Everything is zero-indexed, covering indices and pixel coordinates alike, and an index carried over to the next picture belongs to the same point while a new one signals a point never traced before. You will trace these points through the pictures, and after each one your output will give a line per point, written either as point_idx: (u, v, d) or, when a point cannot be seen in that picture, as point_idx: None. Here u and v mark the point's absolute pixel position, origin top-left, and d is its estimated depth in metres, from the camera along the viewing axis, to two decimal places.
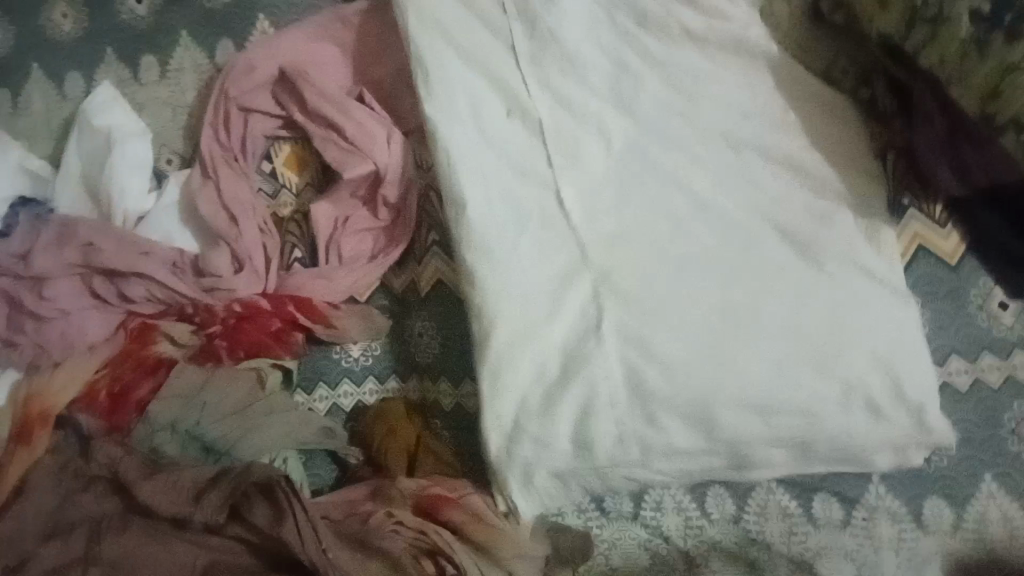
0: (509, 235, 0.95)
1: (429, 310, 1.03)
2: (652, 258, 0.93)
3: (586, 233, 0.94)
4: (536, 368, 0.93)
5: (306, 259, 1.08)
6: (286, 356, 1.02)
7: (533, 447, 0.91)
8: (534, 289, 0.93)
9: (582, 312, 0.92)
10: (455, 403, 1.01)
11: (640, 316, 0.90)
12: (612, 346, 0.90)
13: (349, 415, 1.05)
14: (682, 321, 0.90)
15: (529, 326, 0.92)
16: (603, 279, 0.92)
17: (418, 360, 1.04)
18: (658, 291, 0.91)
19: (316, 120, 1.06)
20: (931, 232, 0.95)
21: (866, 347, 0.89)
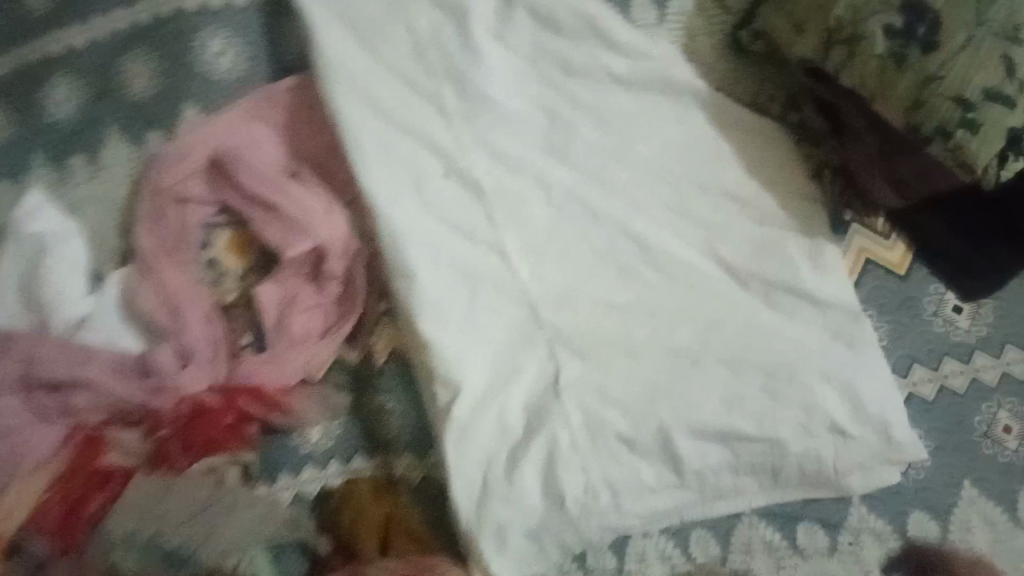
0: (461, 299, 0.91)
1: (387, 383, 1.01)
2: (606, 307, 0.92)
3: (536, 289, 0.93)
4: (501, 430, 0.90)
5: (255, 344, 1.04)
6: (243, 449, 0.99)
7: (507, 507, 0.88)
8: (492, 351, 0.91)
9: (541, 365, 0.91)
10: (421, 476, 0.98)
11: (599, 366, 0.90)
12: (574, 399, 0.89)
13: (314, 503, 0.99)
14: (642, 366, 0.90)
15: (491, 389, 0.90)
16: (561, 334, 0.91)
17: (380, 437, 1.00)
18: (614, 338, 0.91)
19: (252, 201, 1.04)
20: (873, 243, 0.96)
21: (822, 362, 0.89)
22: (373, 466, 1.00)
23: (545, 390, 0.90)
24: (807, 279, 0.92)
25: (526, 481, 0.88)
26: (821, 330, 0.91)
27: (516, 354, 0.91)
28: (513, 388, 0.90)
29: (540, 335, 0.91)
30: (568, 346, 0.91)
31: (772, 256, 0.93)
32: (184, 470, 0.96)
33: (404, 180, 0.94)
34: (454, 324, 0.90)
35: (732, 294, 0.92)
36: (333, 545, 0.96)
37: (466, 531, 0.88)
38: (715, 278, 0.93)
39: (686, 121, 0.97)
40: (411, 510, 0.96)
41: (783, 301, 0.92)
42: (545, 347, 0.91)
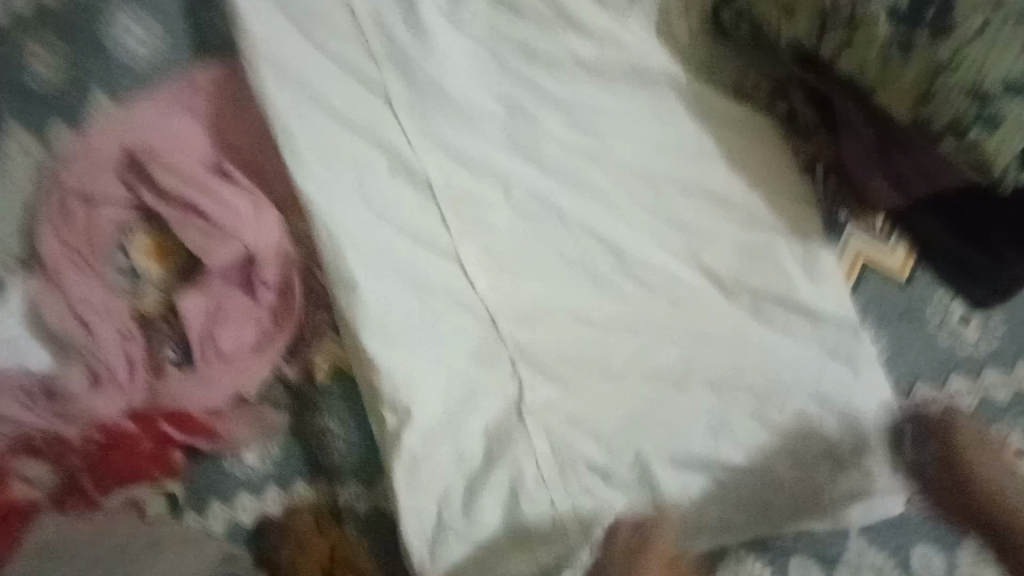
0: (413, 316, 0.81)
1: (329, 403, 0.89)
2: (577, 323, 0.82)
3: (499, 303, 0.82)
4: (459, 462, 0.80)
5: (179, 359, 0.91)
6: (166, 477, 0.89)
7: (463, 544, 0.78)
8: (449, 373, 0.81)
9: (503, 387, 0.80)
10: (370, 506, 0.87)
11: (571, 390, 0.80)
12: (542, 427, 0.79)
13: (250, 533, 0.90)
14: (619, 391, 0.80)
15: (449, 415, 0.80)
16: (528, 355, 0.81)
17: (323, 463, 0.89)
18: (587, 359, 0.81)
19: (170, 199, 0.90)
20: (873, 247, 0.89)
21: (807, 378, 0.81)
22: (316, 494, 0.90)
23: (509, 416, 0.80)
24: (799, 287, 0.82)
25: (486, 518, 0.78)
26: (814, 346, 0.82)
27: (477, 376, 0.81)
28: (468, 415, 0.80)
29: (504, 356, 0.81)
30: (536, 368, 0.80)
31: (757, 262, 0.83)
32: (98, 504, 0.86)
33: (337, 183, 0.82)
34: (404, 343, 0.80)
35: (714, 305, 0.82)
36: None
37: (418, 572, 0.78)
38: (699, 289, 0.83)
39: (667, 113, 0.85)
40: (358, 544, 0.86)
41: (771, 314, 0.82)
42: (510, 368, 0.81)
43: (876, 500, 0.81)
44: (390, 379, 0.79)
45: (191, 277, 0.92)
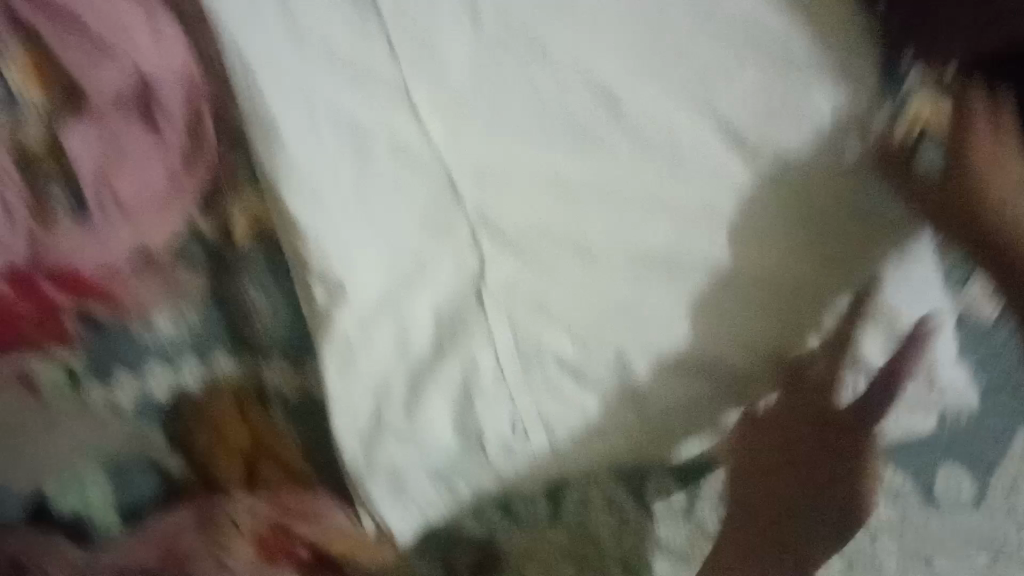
0: (346, 172, 0.66)
1: (253, 268, 0.75)
2: (554, 186, 0.65)
3: (456, 156, 0.66)
4: (403, 350, 0.66)
5: (72, 207, 0.73)
6: (56, 346, 0.75)
7: (403, 448, 0.66)
8: (392, 243, 0.65)
9: (459, 261, 0.65)
10: (299, 391, 0.73)
11: (540, 269, 0.65)
12: (503, 310, 0.65)
13: (163, 409, 0.77)
14: (599, 273, 0.65)
15: (392, 293, 0.66)
16: (490, 221, 0.65)
17: (248, 336, 0.75)
18: (563, 231, 0.65)
19: (48, 8, 0.73)
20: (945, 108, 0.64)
21: (846, 265, 0.64)
22: (240, 371, 0.76)
23: (467, 296, 0.65)
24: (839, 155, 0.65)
25: (434, 419, 0.66)
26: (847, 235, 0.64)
27: (428, 244, 0.66)
28: (413, 296, 0.66)
29: (461, 222, 0.66)
30: (498, 238, 0.65)
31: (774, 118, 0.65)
32: None
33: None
34: (333, 206, 0.65)
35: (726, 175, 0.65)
36: (188, 468, 0.75)
37: (352, 474, 0.68)
38: (708, 150, 0.65)
39: None
40: (286, 432, 0.73)
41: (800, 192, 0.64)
42: (470, 235, 0.66)
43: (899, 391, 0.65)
44: (320, 251, 0.65)
45: (77, 106, 0.73)
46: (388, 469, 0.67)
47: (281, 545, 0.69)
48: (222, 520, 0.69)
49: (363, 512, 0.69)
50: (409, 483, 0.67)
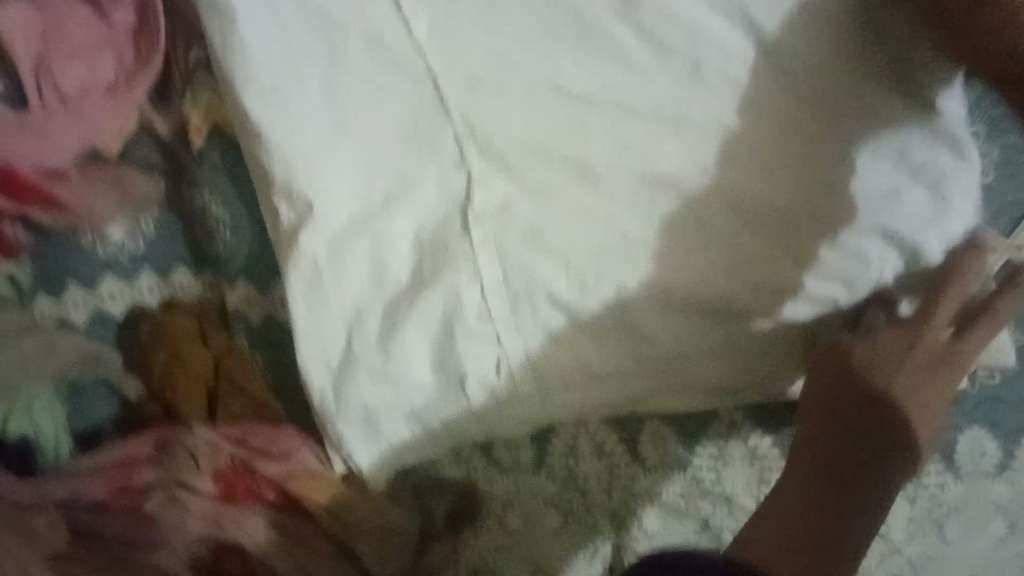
0: (316, 73, 0.57)
1: (209, 174, 0.66)
2: (556, 99, 0.55)
3: (441, 60, 0.56)
4: (377, 279, 0.59)
5: (11, 98, 0.67)
6: (0, 257, 0.68)
7: (374, 386, 0.60)
8: (366, 158, 0.57)
9: (442, 180, 0.58)
10: (264, 314, 0.66)
11: (534, 193, 0.57)
12: (489, 237, 0.58)
13: (121, 326, 0.71)
14: (600, 201, 0.56)
15: (367, 215, 0.58)
16: (480, 137, 0.57)
17: (208, 250, 0.68)
18: (563, 151, 0.56)
19: None
20: None
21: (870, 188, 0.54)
22: (203, 289, 0.70)
23: (449, 220, 0.58)
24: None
25: (409, 357, 0.59)
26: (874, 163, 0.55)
27: (409, 160, 0.57)
28: (390, 219, 0.58)
29: (446, 136, 0.57)
30: (487, 156, 0.57)
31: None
32: None
33: None
34: (299, 113, 0.57)
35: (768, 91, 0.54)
36: (147, 391, 0.70)
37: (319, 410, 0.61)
38: None
39: None
40: (250, 356, 0.67)
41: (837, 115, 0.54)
42: (456, 152, 0.57)
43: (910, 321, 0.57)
44: (284, 165, 0.57)
45: None
46: (359, 408, 0.61)
47: (245, 483, 0.64)
48: (181, 454, 0.64)
49: (332, 452, 0.63)
50: (382, 424, 0.61)
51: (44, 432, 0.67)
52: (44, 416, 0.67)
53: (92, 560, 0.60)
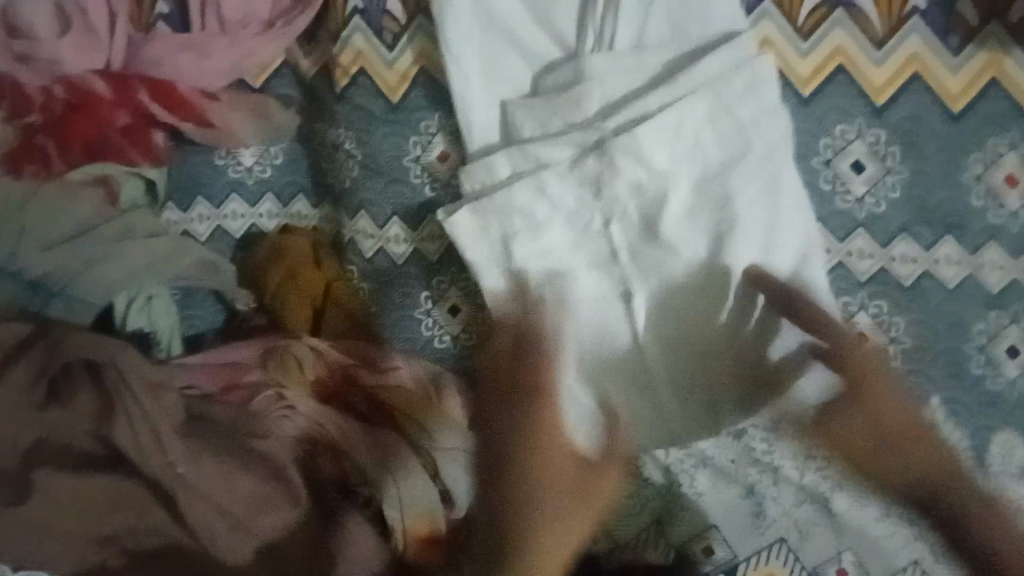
0: (469, 50, 0.65)
1: (347, 115, 0.71)
2: (727, 117, 0.61)
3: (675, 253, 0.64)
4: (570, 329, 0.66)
5: (172, 19, 0.75)
6: (143, 160, 0.75)
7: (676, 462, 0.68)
8: (583, 255, 0.65)
9: (490, 169, 0.66)
10: (378, 247, 0.72)
11: (585, 223, 0.65)
12: (513, 241, 0.66)
13: (241, 243, 0.79)
14: (695, 241, 0.63)
15: (553, 257, 0.66)
16: (605, 146, 0.63)
17: (332, 184, 0.75)
18: (685, 160, 0.63)
19: None
20: (863, 61, 0.62)
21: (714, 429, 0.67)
22: (320, 219, 0.78)
23: (495, 220, 0.66)
24: (932, 103, 0.61)
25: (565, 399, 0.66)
26: (936, 161, 0.62)
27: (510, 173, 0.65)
28: (447, 143, 0.69)
29: (553, 117, 0.64)
30: (587, 122, 0.64)
31: (876, 49, 0.61)
32: (63, 174, 0.73)
33: None
34: (528, 162, 0.65)
35: (852, 107, 0.63)
36: (256, 305, 0.78)
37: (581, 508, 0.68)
38: (838, 71, 0.62)
39: None
40: (358, 285, 0.75)
41: (906, 113, 0.62)
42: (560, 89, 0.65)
43: (933, 336, 0.64)
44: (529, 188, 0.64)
45: None
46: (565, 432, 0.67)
47: (346, 393, 0.72)
48: (291, 360, 0.71)
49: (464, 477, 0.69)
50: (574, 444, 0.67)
51: (163, 326, 0.75)
52: (161, 310, 0.75)
53: (207, 439, 0.66)
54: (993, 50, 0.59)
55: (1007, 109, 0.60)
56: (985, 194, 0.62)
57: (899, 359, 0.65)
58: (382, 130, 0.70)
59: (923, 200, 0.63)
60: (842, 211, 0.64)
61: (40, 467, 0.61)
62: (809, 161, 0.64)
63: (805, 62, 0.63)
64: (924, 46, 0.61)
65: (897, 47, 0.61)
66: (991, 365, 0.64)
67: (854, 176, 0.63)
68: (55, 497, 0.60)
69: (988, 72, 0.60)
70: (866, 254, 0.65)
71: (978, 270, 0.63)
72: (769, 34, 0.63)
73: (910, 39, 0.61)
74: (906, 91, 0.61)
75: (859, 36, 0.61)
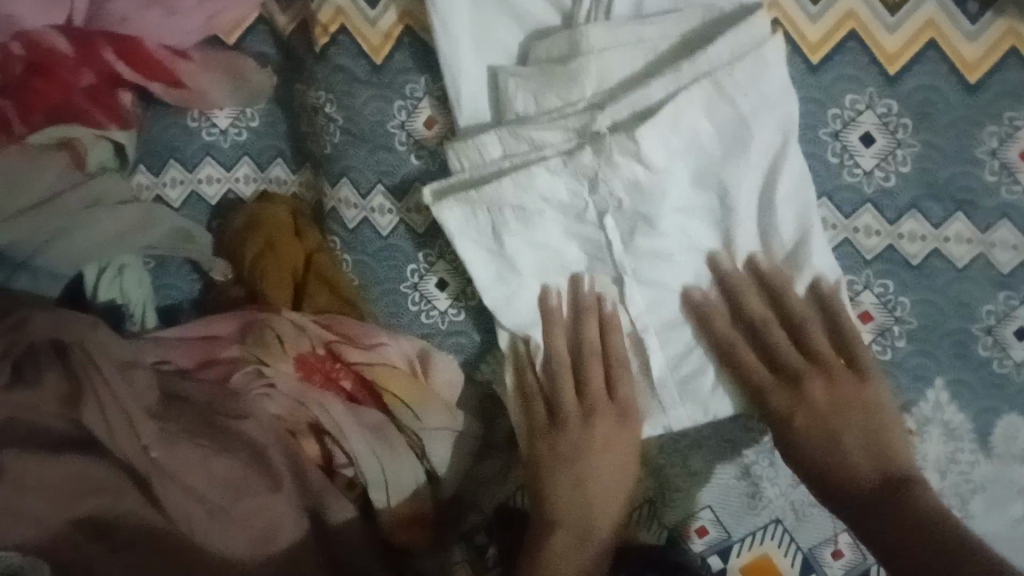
0: (459, 10, 0.61)
1: (328, 76, 0.67)
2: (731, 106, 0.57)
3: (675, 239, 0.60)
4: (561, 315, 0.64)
5: None
6: (109, 123, 0.70)
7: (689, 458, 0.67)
8: (578, 243, 0.62)
9: (480, 149, 0.61)
10: (360, 216, 0.69)
11: (578, 212, 0.61)
12: (503, 233, 0.61)
13: (216, 209, 0.76)
14: (695, 227, 0.60)
15: (544, 246, 0.62)
16: (603, 140, 0.58)
17: (313, 150, 0.71)
18: (682, 153, 0.58)
19: None
20: (875, 27, 0.58)
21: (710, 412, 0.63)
22: (300, 183, 0.75)
23: (483, 210, 0.60)
24: (947, 74, 0.58)
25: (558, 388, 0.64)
26: (949, 135, 0.59)
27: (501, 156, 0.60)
28: (434, 108, 0.65)
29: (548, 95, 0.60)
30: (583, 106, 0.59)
31: (890, 14, 0.58)
32: (23, 137, 0.68)
33: None
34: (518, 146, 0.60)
35: (862, 76, 0.59)
36: (233, 275, 0.75)
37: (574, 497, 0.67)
38: (849, 37, 0.59)
39: None
40: (340, 257, 0.72)
41: (919, 83, 0.58)
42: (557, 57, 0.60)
43: (940, 315, 0.62)
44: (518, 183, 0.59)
45: None
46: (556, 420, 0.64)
47: (330, 370, 0.69)
48: (271, 336, 0.68)
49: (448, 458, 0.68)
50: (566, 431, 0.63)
51: (136, 299, 0.71)
52: (133, 282, 0.71)
53: (183, 420, 0.63)
54: (1013, 17, 0.56)
55: None
56: (999, 171, 0.59)
57: (903, 339, 0.63)
58: (366, 93, 0.66)
59: (934, 174, 0.60)
60: (850, 185, 0.61)
61: (10, 450, 0.57)
62: (817, 132, 0.60)
63: (815, 28, 0.59)
64: (940, 12, 0.57)
65: (912, 13, 0.58)
66: (997, 346, 0.62)
67: (863, 149, 0.60)
68: (26, 483, 0.57)
69: (1006, 41, 0.57)
70: (874, 232, 0.62)
71: (990, 249, 0.60)
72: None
73: (926, 4, 0.57)
74: (921, 60, 0.58)
75: (872, 0, 0.58)
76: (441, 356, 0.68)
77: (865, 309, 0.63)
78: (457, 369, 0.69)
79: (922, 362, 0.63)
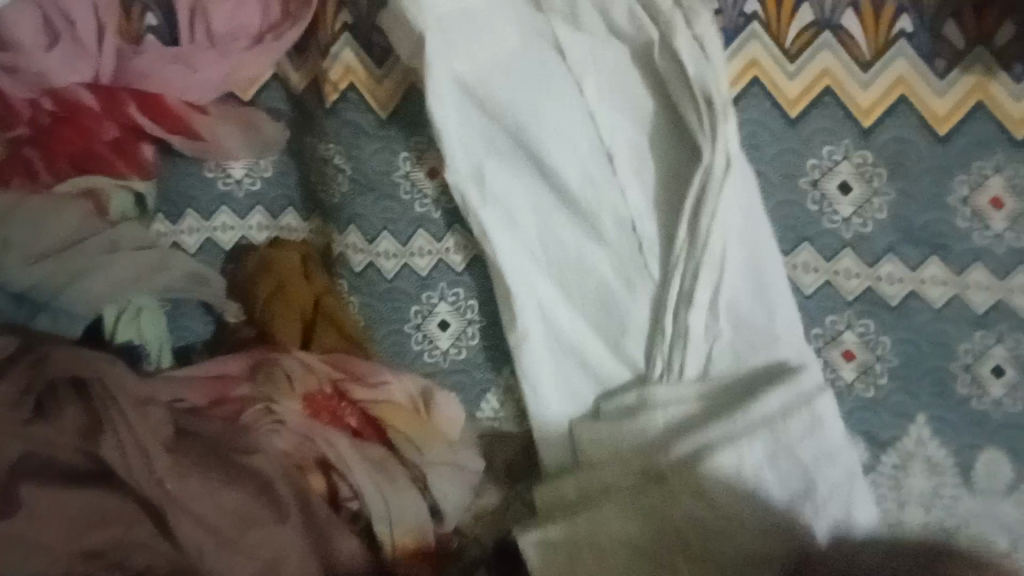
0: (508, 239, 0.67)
1: (337, 131, 0.71)
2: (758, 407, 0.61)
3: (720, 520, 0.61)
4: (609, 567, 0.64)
5: (161, 31, 0.74)
6: (131, 173, 0.75)
7: None
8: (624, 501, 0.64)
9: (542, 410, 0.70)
10: (366, 258, 0.73)
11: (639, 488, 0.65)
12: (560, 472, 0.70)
13: (229, 256, 0.80)
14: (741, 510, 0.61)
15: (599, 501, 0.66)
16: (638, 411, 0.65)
17: (322, 198, 0.75)
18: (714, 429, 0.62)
19: None
20: (852, 82, 0.61)
21: None
22: (310, 231, 0.79)
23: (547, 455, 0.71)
24: (919, 126, 0.61)
25: None
26: (923, 183, 0.62)
27: (574, 489, 0.68)
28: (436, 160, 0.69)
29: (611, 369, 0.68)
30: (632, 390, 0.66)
31: (864, 70, 0.61)
32: (49, 186, 0.73)
33: None
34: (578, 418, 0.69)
35: (838, 128, 0.62)
36: (246, 316, 0.79)
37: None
38: (827, 93, 0.62)
39: None
40: (347, 299, 0.75)
41: (893, 135, 0.62)
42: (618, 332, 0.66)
43: (921, 355, 0.65)
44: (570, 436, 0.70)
45: None
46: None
47: (335, 407, 0.72)
48: (280, 373, 0.72)
49: None
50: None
51: (151, 339, 0.75)
52: (148, 322, 0.74)
53: (194, 454, 0.66)
54: (980, 73, 0.59)
55: (992, 131, 0.60)
56: (971, 216, 0.62)
57: (885, 377, 0.66)
58: (372, 146, 0.70)
59: (910, 220, 0.63)
60: (830, 230, 0.64)
61: (27, 482, 0.59)
62: (798, 181, 0.64)
63: (794, 84, 0.62)
64: (913, 69, 0.60)
65: (886, 69, 0.60)
66: (975, 384, 0.65)
67: (841, 196, 0.64)
68: (43, 512, 0.58)
69: (974, 95, 0.60)
70: (853, 274, 0.65)
71: (964, 290, 0.63)
72: (757, 56, 0.62)
73: (899, 61, 0.60)
74: (894, 113, 0.61)
75: (847, 57, 0.61)
76: (444, 396, 0.73)
77: (846, 347, 0.67)
78: (457, 406, 0.74)
79: (903, 399, 0.66)
